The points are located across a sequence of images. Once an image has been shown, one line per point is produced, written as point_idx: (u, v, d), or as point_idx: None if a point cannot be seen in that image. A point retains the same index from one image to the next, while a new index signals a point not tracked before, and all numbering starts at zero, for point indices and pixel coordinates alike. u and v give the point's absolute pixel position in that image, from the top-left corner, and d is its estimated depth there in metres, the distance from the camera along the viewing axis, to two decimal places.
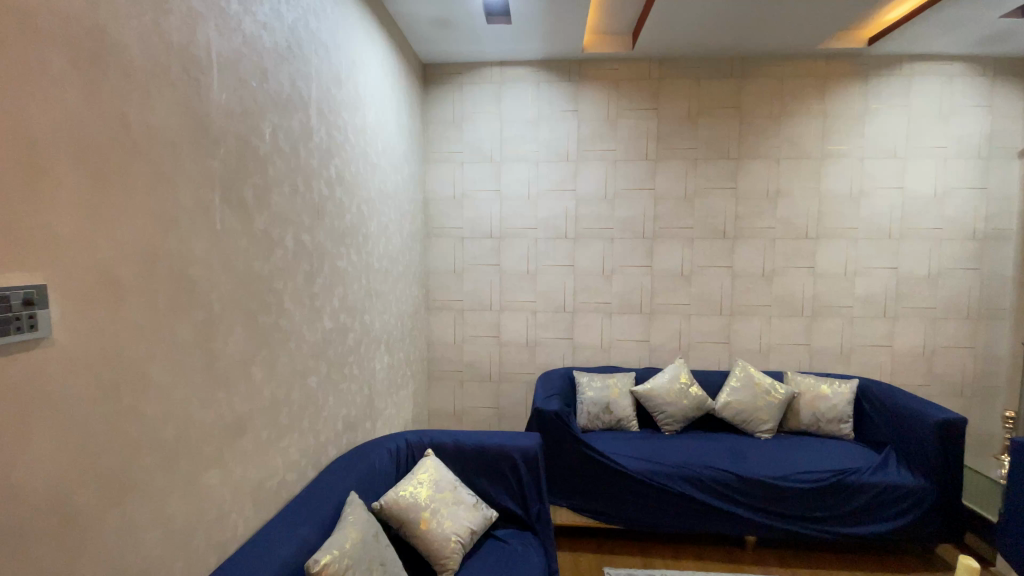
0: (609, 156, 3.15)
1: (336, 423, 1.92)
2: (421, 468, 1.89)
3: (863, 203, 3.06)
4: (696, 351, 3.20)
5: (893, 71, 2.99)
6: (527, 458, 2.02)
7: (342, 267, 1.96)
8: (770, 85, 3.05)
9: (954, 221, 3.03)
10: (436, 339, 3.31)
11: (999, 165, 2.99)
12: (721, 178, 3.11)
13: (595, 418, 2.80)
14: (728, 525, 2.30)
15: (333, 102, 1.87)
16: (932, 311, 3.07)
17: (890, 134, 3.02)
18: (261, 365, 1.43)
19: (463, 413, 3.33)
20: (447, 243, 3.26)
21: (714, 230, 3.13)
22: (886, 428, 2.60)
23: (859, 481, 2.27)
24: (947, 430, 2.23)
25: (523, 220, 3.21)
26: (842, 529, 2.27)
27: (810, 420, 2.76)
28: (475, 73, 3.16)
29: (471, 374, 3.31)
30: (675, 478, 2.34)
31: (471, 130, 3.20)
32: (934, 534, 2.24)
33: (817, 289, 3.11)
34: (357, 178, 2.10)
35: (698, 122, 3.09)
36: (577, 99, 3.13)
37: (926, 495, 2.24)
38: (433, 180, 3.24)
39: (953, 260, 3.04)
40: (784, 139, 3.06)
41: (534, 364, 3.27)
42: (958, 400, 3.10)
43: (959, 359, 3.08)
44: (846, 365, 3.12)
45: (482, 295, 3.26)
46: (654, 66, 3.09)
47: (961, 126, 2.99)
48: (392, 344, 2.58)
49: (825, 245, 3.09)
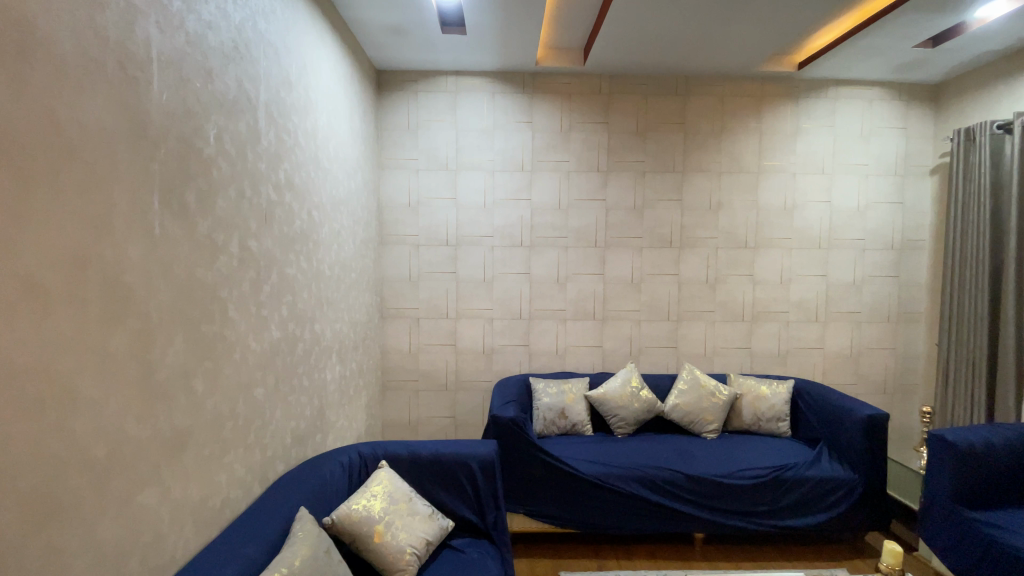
0: (562, 166, 3.23)
1: (285, 437, 1.85)
2: (375, 480, 1.85)
3: (796, 215, 3.28)
4: (647, 355, 3.31)
5: (820, 94, 3.24)
6: (484, 465, 2.03)
7: (292, 275, 1.90)
8: (712, 104, 3.23)
9: (876, 232, 3.30)
10: (391, 349, 3.25)
11: (913, 181, 3.29)
12: (667, 190, 3.25)
13: (551, 423, 2.83)
14: (678, 523, 2.39)
15: (282, 104, 1.82)
16: (858, 315, 3.32)
17: (819, 151, 3.26)
18: (203, 377, 1.37)
19: (418, 424, 3.29)
20: (402, 251, 3.22)
21: (662, 239, 3.27)
22: (818, 424, 2.78)
23: (796, 476, 2.41)
24: (873, 425, 2.41)
25: (479, 229, 3.23)
26: (781, 522, 2.40)
27: (751, 419, 2.92)
28: (430, 81, 3.17)
29: (427, 383, 3.27)
30: (628, 480, 2.40)
31: (426, 138, 3.20)
32: (863, 523, 2.41)
33: (755, 296, 3.30)
34: (308, 183, 2.05)
35: (646, 136, 3.23)
36: (531, 111, 3.20)
37: (855, 487, 2.40)
38: (387, 187, 3.20)
39: (876, 268, 3.31)
40: (724, 155, 3.25)
41: (491, 371, 3.27)
42: (882, 397, 3.36)
43: (883, 359, 3.34)
44: (783, 366, 3.32)
45: (438, 303, 3.24)
46: (605, 82, 3.20)
47: (881, 145, 3.27)
48: (344, 353, 2.52)
49: (764, 255, 3.28)
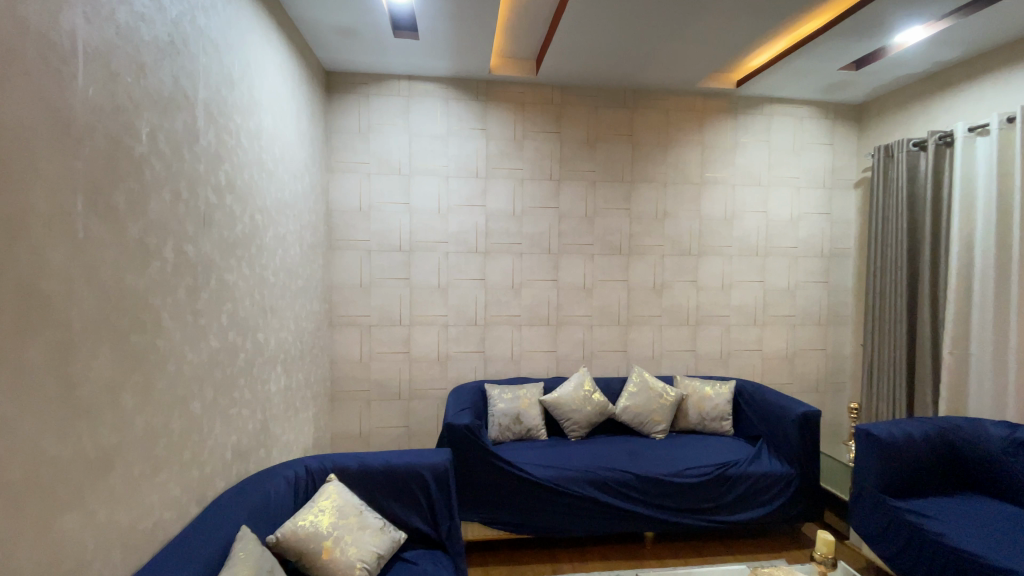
0: (516, 174, 3.26)
1: (225, 453, 1.76)
2: (323, 494, 1.79)
3: (736, 224, 3.46)
4: (599, 359, 3.38)
5: (756, 111, 3.45)
6: (437, 474, 2.01)
7: (232, 281, 1.81)
8: (658, 117, 3.36)
9: (808, 240, 3.53)
10: (340, 358, 3.15)
11: (840, 194, 3.55)
12: (616, 199, 3.35)
13: (506, 429, 2.82)
14: (630, 523, 2.44)
15: (223, 103, 1.74)
16: (793, 318, 3.54)
17: (756, 164, 3.46)
18: (133, 391, 1.28)
19: (370, 435, 3.20)
20: (353, 257, 3.14)
21: (613, 246, 3.36)
22: (758, 422, 2.93)
23: (739, 472, 2.53)
24: (807, 422, 2.56)
25: (433, 234, 3.20)
26: (726, 517, 2.51)
27: (697, 419, 3.04)
28: (382, 84, 3.13)
29: (379, 393, 3.19)
30: (581, 482, 2.44)
31: (378, 142, 3.14)
32: (800, 514, 2.55)
33: (700, 301, 3.45)
34: (250, 186, 1.97)
35: (596, 147, 3.32)
36: (485, 118, 3.21)
37: (792, 480, 2.54)
38: (337, 191, 3.12)
39: (808, 274, 3.54)
40: (669, 166, 3.39)
41: (445, 379, 3.24)
42: (815, 395, 3.59)
43: (815, 360, 3.57)
44: (726, 367, 3.49)
45: (391, 310, 3.18)
46: (556, 92, 3.27)
47: (811, 160, 3.52)
48: (290, 363, 2.42)
49: (707, 261, 3.44)
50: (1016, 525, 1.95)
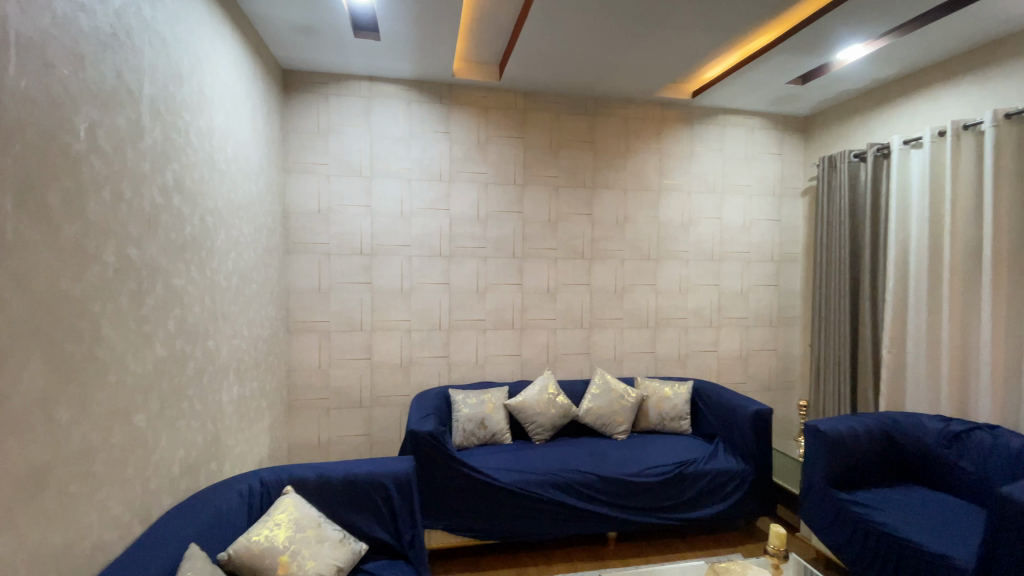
0: (480, 178, 3.26)
1: (172, 467, 1.66)
2: (279, 508, 1.72)
3: (693, 230, 3.58)
4: (562, 363, 3.41)
5: (710, 121, 3.58)
6: (399, 483, 1.97)
7: (180, 286, 1.72)
8: (618, 125, 3.44)
9: (760, 246, 3.69)
10: (298, 366, 3.05)
11: (788, 202, 3.73)
12: (579, 205, 3.40)
13: (470, 434, 2.80)
14: (593, 524, 2.47)
15: (170, 100, 1.66)
16: (747, 320, 3.68)
17: (711, 172, 3.60)
18: (68, 404, 1.19)
19: (329, 444, 3.11)
20: (311, 260, 3.05)
21: (575, 251, 3.41)
22: (714, 421, 3.03)
23: (697, 470, 2.60)
24: (759, 419, 2.67)
25: (395, 238, 3.15)
26: (686, 515, 2.57)
27: (657, 419, 3.11)
28: (342, 84, 3.06)
29: (339, 400, 3.11)
30: (546, 486, 2.45)
31: (338, 143, 3.07)
32: (754, 509, 2.65)
33: (659, 304, 3.54)
34: (200, 186, 1.88)
35: (559, 152, 3.36)
36: (448, 122, 3.20)
37: (746, 476, 2.64)
38: (295, 193, 3.02)
39: (760, 278, 3.70)
40: (630, 173, 3.47)
41: (408, 385, 3.19)
42: (767, 393, 3.74)
43: (767, 360, 3.73)
44: (684, 368, 3.59)
45: (351, 315, 3.10)
46: (520, 98, 3.29)
47: (762, 169, 3.68)
48: (243, 371, 2.32)
49: (666, 265, 3.54)
50: (951, 513, 2.08)
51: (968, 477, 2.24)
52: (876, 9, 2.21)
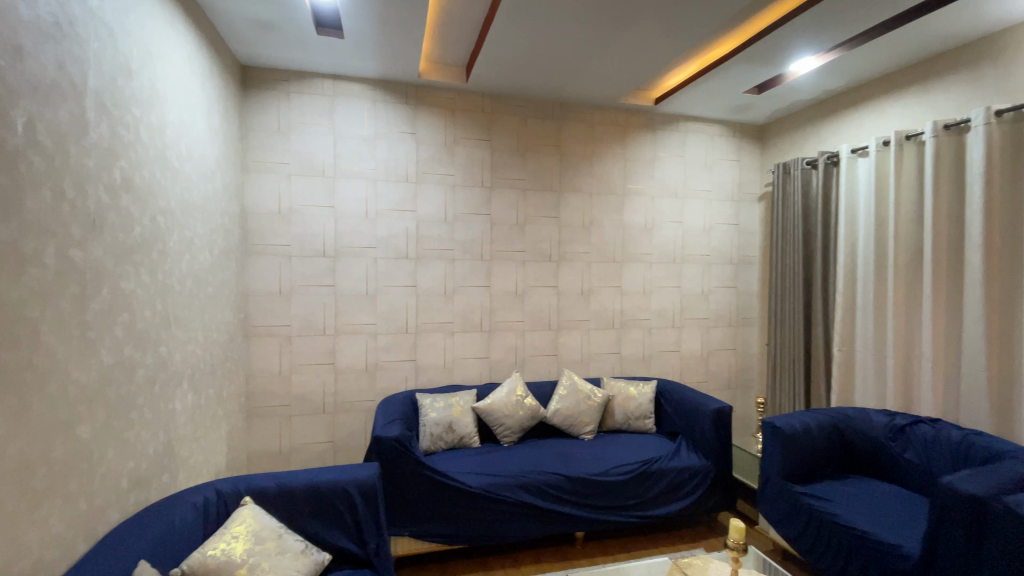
0: (447, 179, 3.24)
1: (121, 481, 1.58)
2: (237, 520, 1.66)
3: (656, 233, 3.67)
4: (530, 364, 3.43)
5: (672, 128, 3.69)
6: (364, 490, 1.94)
7: (128, 290, 1.64)
8: (584, 129, 3.50)
9: (720, 249, 3.82)
10: (257, 372, 2.95)
11: (746, 206, 3.88)
12: (546, 207, 3.43)
13: (438, 438, 2.77)
14: (561, 525, 2.49)
15: (118, 94, 1.58)
16: (708, 321, 3.80)
17: (673, 177, 3.70)
18: (4, 417, 1.11)
19: (291, 452, 3.02)
20: (271, 262, 2.95)
21: (543, 253, 3.43)
22: (677, 419, 3.11)
23: (661, 467, 2.67)
24: (720, 417, 2.76)
25: (360, 240, 3.09)
26: (651, 512, 2.62)
27: (622, 418, 3.17)
28: (304, 82, 2.98)
29: (301, 407, 3.02)
30: (514, 488, 2.45)
31: (299, 142, 2.99)
32: (716, 504, 2.74)
33: (624, 305, 3.61)
34: (151, 185, 1.79)
35: (526, 156, 3.38)
36: (414, 122, 3.17)
37: (708, 472, 2.72)
38: (253, 192, 2.92)
39: (720, 280, 3.82)
40: (595, 177, 3.53)
41: (374, 390, 3.13)
42: (727, 391, 3.87)
43: (727, 359, 3.86)
44: (649, 368, 3.67)
45: (314, 319, 3.02)
46: (487, 100, 3.30)
47: (721, 174, 3.81)
48: (198, 378, 2.22)
49: (630, 268, 3.61)
50: (896, 502, 2.21)
51: (912, 468, 2.38)
52: (824, 24, 2.34)
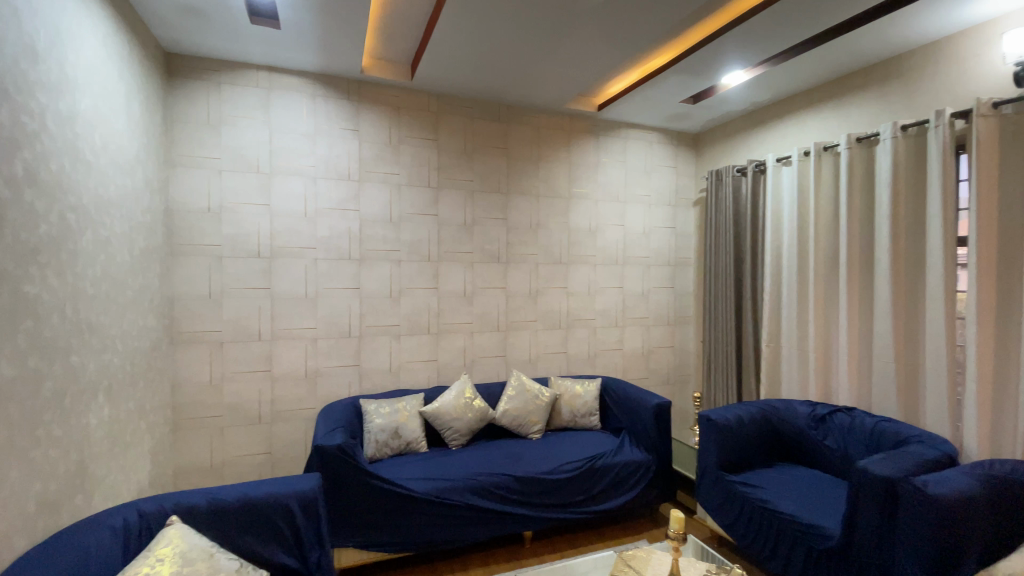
0: (392, 179, 3.16)
1: (27, 504, 1.42)
2: (162, 541, 1.53)
3: (599, 236, 3.77)
4: (478, 366, 3.42)
5: (615, 134, 3.81)
6: (304, 502, 1.86)
7: (33, 295, 1.48)
8: (530, 132, 3.54)
9: (659, 251, 3.98)
10: (185, 381, 2.75)
11: (683, 210, 4.07)
12: (493, 209, 3.44)
13: (384, 445, 2.70)
14: (510, 525, 2.50)
15: (22, 79, 1.42)
16: (648, 320, 3.95)
17: (615, 181, 3.82)
18: None
19: (223, 466, 2.83)
20: (200, 264, 2.76)
21: (491, 254, 3.43)
22: (621, 415, 3.21)
23: (606, 463, 2.74)
24: (660, 412, 2.87)
25: (298, 240, 2.96)
26: (597, 507, 2.69)
27: (569, 416, 3.23)
28: (237, 73, 2.82)
29: (235, 417, 2.84)
30: (462, 491, 2.43)
31: (232, 136, 2.82)
32: (657, 496, 2.85)
33: (571, 305, 3.68)
34: (59, 179, 1.63)
35: (473, 157, 3.37)
36: (357, 119, 3.07)
37: (650, 466, 2.83)
38: (179, 189, 2.72)
39: (659, 280, 3.99)
40: (541, 180, 3.58)
41: (315, 397, 3.00)
42: (667, 387, 4.04)
43: (666, 356, 4.03)
44: (594, 367, 3.77)
45: (249, 323, 2.86)
46: (433, 100, 3.25)
47: (660, 180, 3.98)
48: (116, 390, 2.04)
49: (576, 269, 3.69)
50: (817, 486, 2.40)
51: (832, 454, 2.59)
52: (753, 40, 2.50)
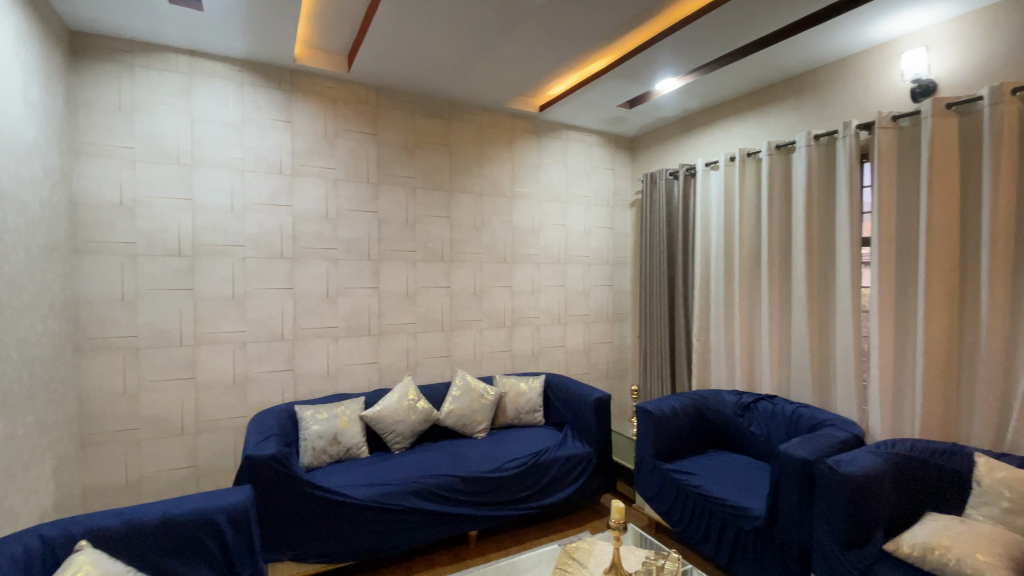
0: (328, 174, 3.04)
1: None
2: (69, 568, 1.37)
3: (542, 235, 3.81)
4: (422, 367, 3.36)
5: (556, 134, 3.87)
6: (234, 517, 1.76)
7: None
8: (472, 130, 3.52)
9: (599, 250, 4.09)
10: (95, 392, 2.51)
11: (621, 211, 4.21)
12: (435, 206, 3.39)
13: (322, 452, 2.59)
14: (455, 526, 2.48)
15: None
16: (589, 316, 4.06)
17: (557, 181, 3.88)
18: None
19: (140, 483, 2.61)
20: (111, 263, 2.53)
21: (434, 253, 3.39)
22: (564, 411, 3.28)
23: (549, 458, 2.79)
24: (601, 405, 2.96)
25: (225, 237, 2.78)
26: (541, 502, 2.73)
27: (514, 414, 3.25)
28: (153, 56, 2.60)
29: (154, 430, 2.63)
30: (405, 494, 2.39)
31: (148, 124, 2.60)
32: (598, 487, 2.94)
33: (514, 304, 3.70)
34: None
35: (414, 153, 3.31)
36: (290, 110, 2.93)
37: (591, 458, 2.91)
38: (85, 180, 2.47)
39: (599, 279, 4.10)
40: (484, 178, 3.57)
41: (245, 405, 2.84)
42: (607, 381, 4.17)
43: (606, 352, 4.16)
44: (537, 364, 3.81)
45: (169, 328, 2.65)
46: (371, 93, 3.16)
47: (599, 180, 4.09)
48: (12, 405, 1.83)
49: (519, 267, 3.72)
50: (743, 470, 2.56)
51: (757, 440, 2.77)
52: (685, 49, 2.62)
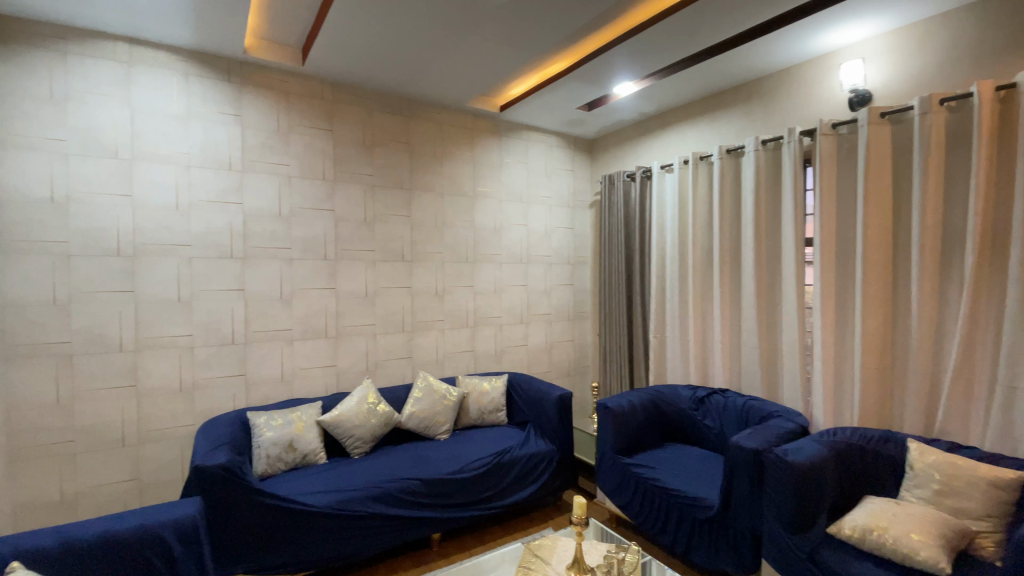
0: (281, 171, 2.94)
1: None
2: None
3: (503, 234, 3.82)
4: (382, 369, 3.30)
5: (517, 134, 3.88)
6: (183, 531, 1.68)
7: None
8: (432, 128, 3.48)
9: (560, 249, 4.14)
10: (23, 404, 2.33)
11: (581, 211, 4.27)
12: (395, 205, 3.33)
13: (277, 460, 2.50)
14: (417, 529, 2.45)
15: None
16: (551, 315, 4.10)
17: (518, 181, 3.90)
18: None
19: (76, 499, 2.45)
20: (41, 264, 2.35)
21: (394, 252, 3.33)
22: (526, 410, 3.30)
23: (512, 457, 2.80)
24: (562, 403, 2.99)
25: (170, 237, 2.64)
26: (504, 501, 2.73)
27: (476, 414, 3.25)
28: (87, 42, 2.44)
29: (92, 442, 2.47)
30: (365, 500, 2.34)
31: (82, 115, 2.43)
32: (560, 484, 2.97)
33: (476, 303, 3.69)
34: None
35: (373, 150, 3.24)
36: (240, 103, 2.81)
37: (553, 456, 2.94)
38: (9, 175, 2.29)
39: (560, 278, 4.15)
40: (445, 177, 3.54)
41: (193, 412, 2.70)
42: (568, 379, 4.22)
43: (567, 350, 4.21)
44: (500, 363, 3.82)
45: (108, 333, 2.49)
46: (327, 88, 3.07)
47: (560, 181, 4.13)
48: None
49: (481, 266, 3.71)
50: (698, 462, 2.66)
51: (711, 433, 2.87)
52: (641, 55, 2.69)
